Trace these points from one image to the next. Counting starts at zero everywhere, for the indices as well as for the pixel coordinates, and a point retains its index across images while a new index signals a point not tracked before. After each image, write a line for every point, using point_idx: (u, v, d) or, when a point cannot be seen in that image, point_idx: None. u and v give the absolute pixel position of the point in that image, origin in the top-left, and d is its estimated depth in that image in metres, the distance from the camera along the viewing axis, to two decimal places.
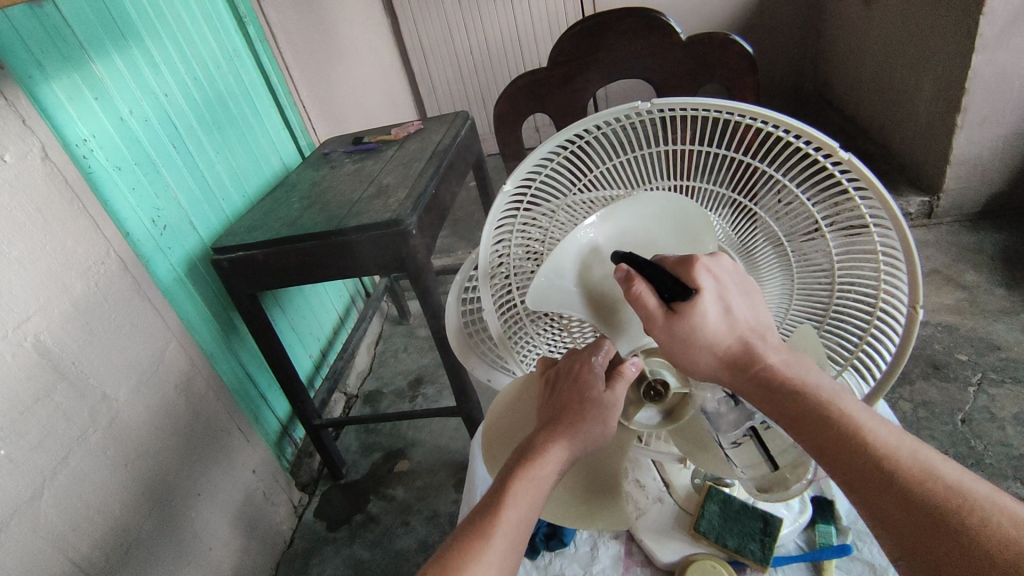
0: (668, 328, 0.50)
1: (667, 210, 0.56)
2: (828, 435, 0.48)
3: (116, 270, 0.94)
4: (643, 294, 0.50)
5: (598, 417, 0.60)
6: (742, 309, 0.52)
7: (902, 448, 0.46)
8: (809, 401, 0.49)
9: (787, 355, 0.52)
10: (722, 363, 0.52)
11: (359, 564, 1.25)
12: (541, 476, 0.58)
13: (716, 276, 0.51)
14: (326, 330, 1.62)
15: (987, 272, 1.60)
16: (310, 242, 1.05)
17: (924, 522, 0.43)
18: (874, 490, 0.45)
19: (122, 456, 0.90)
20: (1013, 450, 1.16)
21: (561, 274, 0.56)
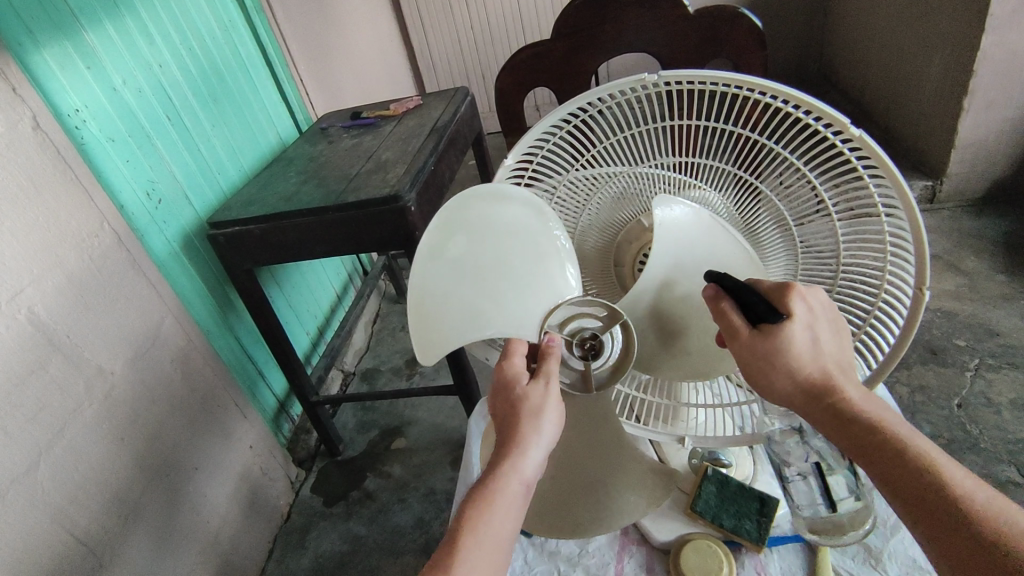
0: (753, 347, 0.51)
1: (472, 206, 0.56)
2: (902, 470, 0.48)
3: (110, 244, 0.93)
4: (728, 312, 0.52)
5: (540, 403, 0.57)
6: (828, 341, 0.52)
7: (979, 493, 0.45)
8: (884, 434, 0.50)
9: (865, 393, 0.52)
10: (803, 392, 0.53)
11: (356, 539, 1.26)
12: (502, 491, 0.54)
13: (810, 304, 0.52)
14: (323, 307, 1.61)
15: (988, 258, 1.59)
16: (308, 218, 1.04)
17: (991, 562, 0.42)
18: (947, 529, 0.45)
19: (119, 429, 0.90)
20: (1008, 434, 1.17)
21: (423, 324, 0.58)
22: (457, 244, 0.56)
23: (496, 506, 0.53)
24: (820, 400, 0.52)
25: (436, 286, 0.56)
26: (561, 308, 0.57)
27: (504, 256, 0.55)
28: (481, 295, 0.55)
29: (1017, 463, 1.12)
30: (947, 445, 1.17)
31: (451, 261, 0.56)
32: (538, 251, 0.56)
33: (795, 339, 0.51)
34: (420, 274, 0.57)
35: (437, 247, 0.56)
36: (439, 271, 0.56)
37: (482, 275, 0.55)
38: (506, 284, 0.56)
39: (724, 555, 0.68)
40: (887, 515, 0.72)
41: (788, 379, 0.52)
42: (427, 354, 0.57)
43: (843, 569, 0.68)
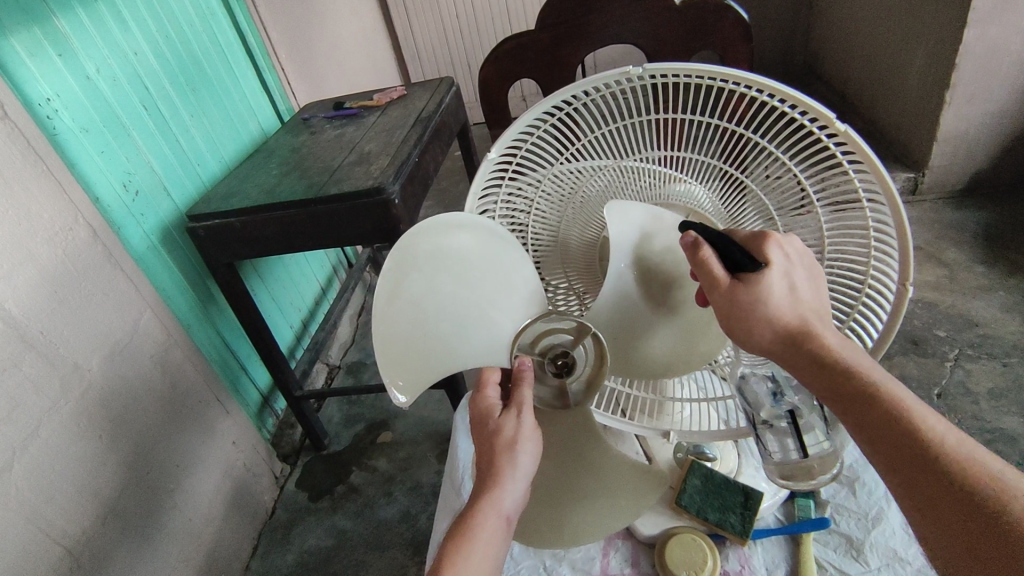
0: (732, 296, 0.51)
1: (424, 245, 0.56)
2: (880, 415, 0.47)
3: (86, 238, 0.91)
4: (710, 260, 0.51)
5: (514, 435, 0.58)
6: (805, 289, 0.52)
7: (949, 435, 0.45)
8: (859, 377, 0.49)
9: (842, 339, 0.52)
10: (779, 336, 0.52)
11: (342, 533, 1.26)
12: (480, 526, 0.54)
13: (788, 253, 0.52)
14: (307, 300, 1.59)
15: (967, 249, 1.61)
16: (289, 210, 1.02)
17: (957, 499, 0.43)
18: (917, 470, 0.45)
19: (96, 426, 0.88)
20: (985, 423, 1.19)
21: (395, 367, 0.58)
22: (414, 284, 0.56)
23: (474, 543, 0.54)
24: (799, 345, 0.51)
25: (400, 328, 0.57)
26: (530, 326, 0.60)
27: (466, 290, 0.58)
28: (446, 330, 0.58)
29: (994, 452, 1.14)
30: None
31: (412, 302, 0.56)
32: (498, 276, 0.58)
33: (774, 289, 0.51)
34: (382, 319, 0.56)
35: (395, 292, 0.55)
36: (403, 311, 0.56)
37: (445, 312, 0.57)
38: (472, 315, 0.58)
39: (708, 549, 0.68)
40: (868, 507, 0.72)
41: (764, 324, 0.52)
42: (403, 394, 0.58)
43: (827, 563, 0.68)
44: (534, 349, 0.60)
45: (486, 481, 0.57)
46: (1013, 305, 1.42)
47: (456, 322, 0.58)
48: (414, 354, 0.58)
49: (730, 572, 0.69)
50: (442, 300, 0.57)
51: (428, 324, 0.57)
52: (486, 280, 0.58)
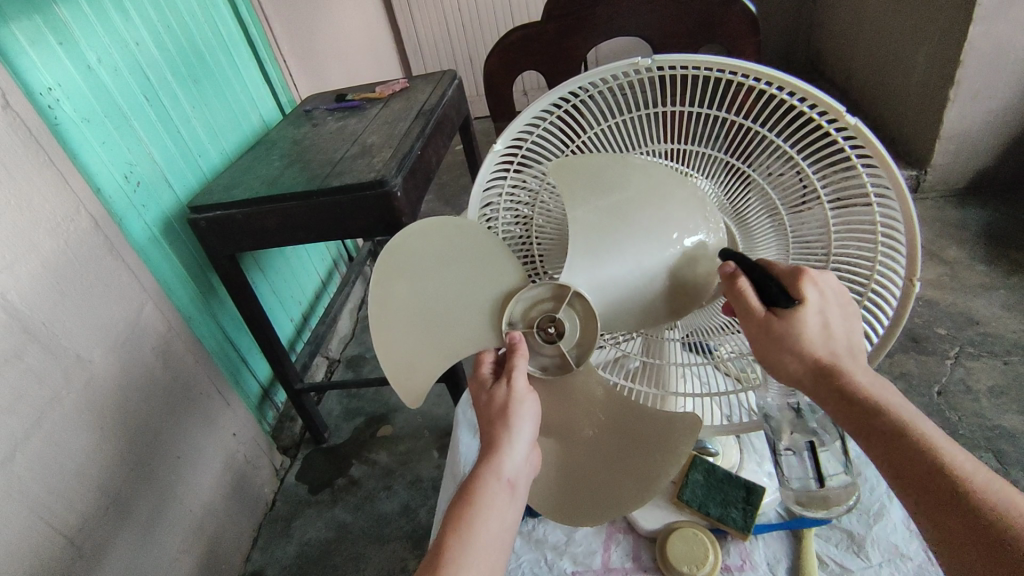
0: (766, 328, 0.52)
1: (405, 251, 0.61)
2: (910, 455, 0.47)
3: (87, 229, 0.90)
4: (744, 292, 0.52)
5: (506, 399, 0.58)
6: (839, 326, 0.52)
7: (981, 478, 0.45)
8: (888, 416, 0.49)
9: (873, 377, 0.52)
10: (812, 373, 0.52)
11: (342, 526, 1.26)
12: (483, 489, 0.55)
13: (823, 289, 0.52)
14: (307, 293, 1.59)
15: (969, 247, 1.61)
16: (291, 203, 1.01)
17: (990, 546, 0.42)
18: (949, 514, 0.44)
19: (98, 417, 0.88)
20: (985, 421, 1.19)
21: (396, 370, 0.64)
22: (398, 291, 0.62)
23: (479, 509, 0.54)
24: (830, 381, 0.51)
25: (397, 332, 0.63)
26: (515, 298, 0.60)
27: (448, 284, 0.62)
28: (435, 328, 0.63)
29: (994, 450, 1.14)
30: None
31: (401, 305, 0.62)
32: (477, 264, 0.61)
33: (808, 323, 0.51)
34: (379, 324, 0.62)
35: (384, 297, 0.62)
36: (393, 317, 0.62)
37: (432, 311, 0.62)
38: (458, 310, 0.62)
39: (709, 543, 0.68)
40: (870, 503, 0.72)
41: (797, 359, 0.52)
42: (411, 396, 0.64)
43: (828, 558, 0.69)
44: (523, 320, 0.60)
45: (486, 450, 0.57)
46: (1014, 303, 1.42)
47: (443, 318, 0.62)
48: (412, 354, 0.63)
49: (731, 566, 0.69)
50: (428, 300, 0.62)
51: (419, 324, 0.63)
52: (465, 273, 0.61)
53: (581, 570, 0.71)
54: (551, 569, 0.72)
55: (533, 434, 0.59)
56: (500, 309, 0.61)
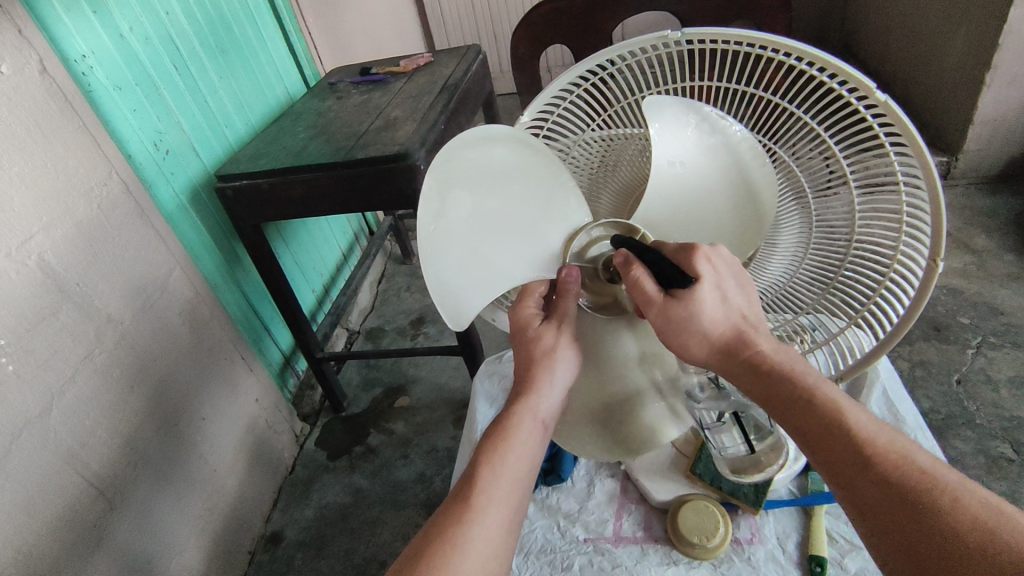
0: (665, 313, 0.51)
1: (468, 158, 0.53)
2: (817, 419, 0.46)
3: (119, 194, 0.92)
4: (639, 278, 0.52)
5: (554, 344, 0.59)
6: (736, 298, 0.52)
7: (881, 435, 0.44)
8: (794, 381, 0.48)
9: (779, 343, 0.51)
10: (717, 352, 0.51)
11: (358, 491, 1.30)
12: (516, 426, 0.56)
13: (715, 264, 0.52)
14: (328, 265, 1.61)
15: (998, 236, 1.58)
16: (316, 173, 1.03)
17: (899, 504, 0.41)
18: (856, 476, 0.43)
19: (128, 377, 0.92)
20: (1005, 411, 1.19)
21: (445, 292, 0.53)
22: (457, 201, 0.52)
23: (510, 443, 0.55)
24: (735, 356, 0.51)
25: (451, 251, 0.53)
26: (581, 232, 0.60)
27: (507, 200, 0.56)
28: (493, 246, 0.56)
29: (1010, 439, 1.14)
30: (944, 419, 1.19)
31: (458, 222, 0.53)
32: (534, 191, 0.58)
33: (705, 302, 0.51)
34: (429, 242, 0.52)
35: (440, 211, 0.51)
36: (450, 229, 0.52)
37: (492, 227, 0.55)
38: (514, 230, 0.57)
39: (720, 515, 0.69)
40: None
41: (699, 340, 0.51)
42: (457, 316, 0.54)
43: (838, 535, 0.69)
44: (584, 258, 0.60)
45: (520, 391, 0.58)
46: None
47: (500, 237, 0.56)
48: (466, 278, 0.54)
49: (741, 539, 0.70)
50: (487, 217, 0.55)
51: (478, 238, 0.55)
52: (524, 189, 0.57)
53: (593, 537, 0.73)
54: (564, 535, 0.73)
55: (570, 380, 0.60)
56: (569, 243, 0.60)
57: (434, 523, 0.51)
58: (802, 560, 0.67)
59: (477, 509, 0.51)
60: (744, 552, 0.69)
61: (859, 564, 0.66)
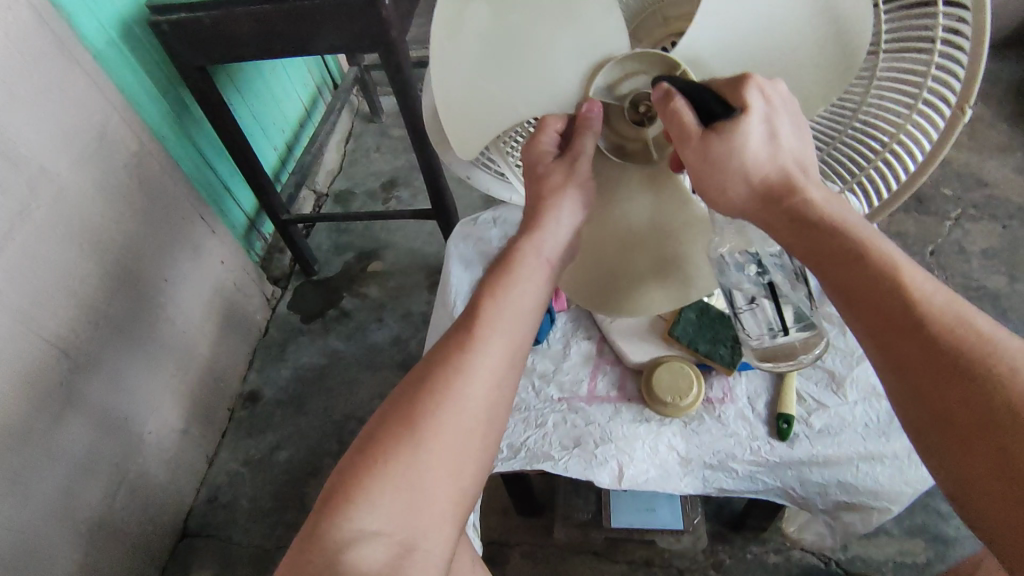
0: (703, 149, 0.48)
1: None
2: (865, 274, 0.42)
3: (35, 24, 0.79)
4: (678, 109, 0.48)
5: (563, 182, 0.57)
6: (788, 138, 0.48)
7: (937, 296, 0.41)
8: (845, 234, 0.44)
9: (830, 194, 0.47)
10: (758, 195, 0.48)
11: (334, 354, 1.30)
12: (521, 259, 0.56)
13: (767, 95, 0.48)
14: (290, 120, 1.49)
15: (996, 104, 1.51)
16: (266, 7, 0.90)
17: (945, 368, 0.38)
18: (899, 337, 0.40)
19: (76, 236, 0.85)
20: (971, 282, 1.22)
21: (451, 113, 0.52)
22: (476, 13, 0.47)
23: (513, 278, 0.55)
24: (779, 203, 0.47)
25: (462, 68, 0.50)
26: (608, 65, 0.53)
27: (532, 18, 0.50)
28: (507, 73, 0.52)
29: (972, 308, 1.18)
30: None
31: (474, 37, 0.49)
32: (568, 10, 0.50)
33: (751, 138, 0.47)
34: (441, 58, 0.48)
35: (455, 30, 0.47)
36: (463, 45, 0.49)
37: (511, 47, 0.51)
38: (540, 51, 0.52)
39: (694, 377, 0.70)
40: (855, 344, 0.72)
41: (738, 180, 0.48)
42: (461, 142, 0.55)
43: (807, 395, 0.70)
44: (614, 95, 0.54)
45: (527, 224, 0.58)
46: None
47: (520, 63, 0.52)
48: (473, 103, 0.53)
49: (713, 398, 0.71)
50: (506, 38, 0.50)
51: (493, 60, 0.51)
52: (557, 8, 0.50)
53: (568, 396, 0.73)
54: (538, 395, 0.74)
55: (578, 220, 0.59)
56: (592, 74, 0.54)
57: (436, 349, 0.51)
58: (769, 418, 0.69)
59: (479, 337, 0.51)
60: (715, 411, 0.70)
61: (824, 421, 0.68)
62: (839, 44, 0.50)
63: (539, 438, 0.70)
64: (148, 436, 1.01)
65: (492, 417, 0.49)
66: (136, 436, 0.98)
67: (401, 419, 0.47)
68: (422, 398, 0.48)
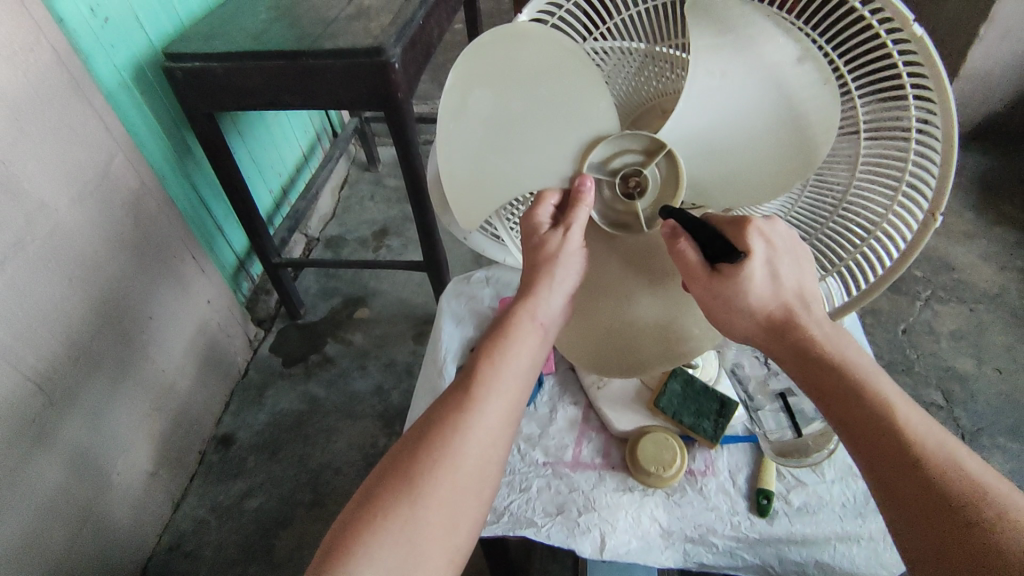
0: (710, 284, 0.52)
1: (492, 58, 0.52)
2: (865, 414, 0.46)
3: (51, 64, 0.81)
4: (685, 251, 0.52)
5: (557, 250, 0.58)
6: (789, 275, 0.52)
7: (930, 438, 0.44)
8: (846, 375, 0.48)
9: (833, 332, 0.51)
10: (765, 328, 0.52)
11: (314, 400, 1.28)
12: (516, 325, 0.56)
13: (771, 240, 0.52)
14: (288, 165, 1.52)
15: (961, 192, 1.60)
16: (278, 61, 0.93)
17: (940, 507, 0.41)
18: (895, 474, 0.43)
19: (66, 270, 0.85)
20: (941, 362, 1.26)
21: (455, 185, 0.59)
22: (477, 102, 0.53)
23: (510, 342, 0.55)
24: (784, 337, 0.51)
25: (465, 148, 0.56)
26: (600, 143, 0.56)
27: (531, 105, 0.55)
28: (509, 150, 0.57)
29: (942, 388, 1.22)
30: (886, 365, 1.26)
31: (477, 122, 0.55)
32: (564, 98, 0.54)
33: (755, 276, 0.51)
34: (445, 138, 0.55)
35: (459, 108, 0.53)
36: (465, 128, 0.55)
37: (511, 131, 0.56)
38: (540, 133, 0.56)
39: (678, 448, 0.71)
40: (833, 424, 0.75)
41: (745, 314, 0.52)
42: (465, 211, 0.60)
43: (787, 472, 0.71)
44: (606, 171, 0.58)
45: (522, 291, 0.58)
46: (991, 254, 1.45)
47: (522, 138, 0.56)
48: (475, 174, 0.58)
49: (695, 470, 0.72)
50: (509, 118, 0.55)
51: (495, 142, 0.56)
52: (553, 95, 0.54)
53: (552, 461, 0.74)
54: (523, 458, 0.74)
55: (572, 286, 0.60)
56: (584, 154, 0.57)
57: (432, 411, 0.51)
58: (749, 494, 0.70)
59: (477, 398, 0.51)
60: (697, 484, 0.71)
61: (803, 499, 0.69)
62: (806, 139, 0.53)
63: (522, 502, 0.70)
64: (116, 479, 0.98)
65: (479, 485, 0.49)
66: (104, 478, 0.95)
67: (386, 483, 0.47)
68: (422, 458, 0.48)
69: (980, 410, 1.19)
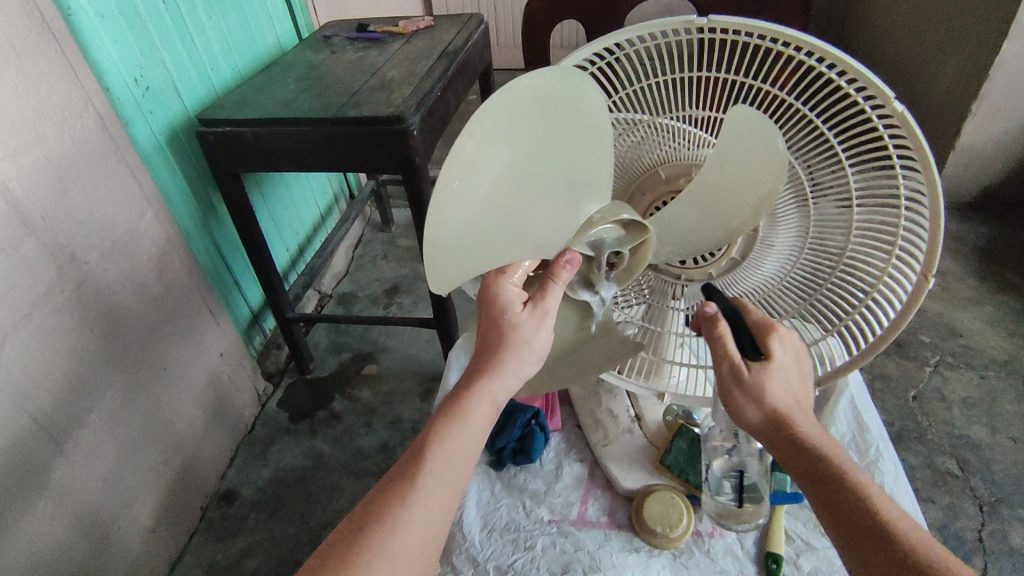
0: (737, 375, 0.54)
1: (513, 113, 0.45)
2: (855, 507, 0.48)
3: (94, 128, 0.88)
4: (719, 336, 0.55)
5: (531, 333, 0.57)
6: (796, 380, 0.55)
7: (918, 535, 0.46)
8: (837, 466, 0.50)
9: (823, 435, 0.54)
10: (769, 420, 0.54)
11: (319, 456, 1.28)
12: (472, 408, 0.55)
13: (790, 344, 0.55)
14: (305, 225, 1.57)
15: (964, 260, 1.63)
16: (305, 127, 0.99)
17: None
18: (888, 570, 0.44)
19: (89, 320, 0.88)
20: (954, 430, 1.24)
21: (443, 254, 0.50)
22: (491, 163, 0.46)
23: (460, 427, 0.55)
24: (783, 428, 0.53)
25: (465, 214, 0.48)
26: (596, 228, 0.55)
27: (539, 173, 0.50)
28: (511, 220, 0.51)
29: (957, 456, 1.20)
30: (897, 432, 1.24)
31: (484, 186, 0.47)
32: (569, 168, 0.52)
33: (773, 375, 0.54)
34: (448, 198, 0.46)
35: (471, 169, 0.45)
36: (471, 192, 0.47)
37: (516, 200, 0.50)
38: (539, 205, 0.52)
39: (684, 507, 0.71)
40: None
41: (755, 404, 0.54)
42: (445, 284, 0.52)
43: (795, 534, 0.70)
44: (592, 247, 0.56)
45: (480, 368, 0.57)
46: (997, 320, 1.46)
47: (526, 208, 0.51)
48: (468, 245, 0.50)
49: (702, 531, 0.71)
50: (516, 180, 0.49)
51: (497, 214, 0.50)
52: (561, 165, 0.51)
53: (558, 519, 0.73)
54: (528, 515, 0.74)
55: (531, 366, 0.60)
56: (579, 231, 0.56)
57: (373, 503, 0.51)
58: (759, 556, 0.69)
59: (419, 492, 0.51)
60: (704, 545, 0.70)
61: (813, 564, 0.68)
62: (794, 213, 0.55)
63: (525, 562, 0.69)
64: (117, 532, 0.97)
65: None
66: (106, 530, 0.95)
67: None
68: (355, 560, 0.48)
69: (997, 480, 1.16)
